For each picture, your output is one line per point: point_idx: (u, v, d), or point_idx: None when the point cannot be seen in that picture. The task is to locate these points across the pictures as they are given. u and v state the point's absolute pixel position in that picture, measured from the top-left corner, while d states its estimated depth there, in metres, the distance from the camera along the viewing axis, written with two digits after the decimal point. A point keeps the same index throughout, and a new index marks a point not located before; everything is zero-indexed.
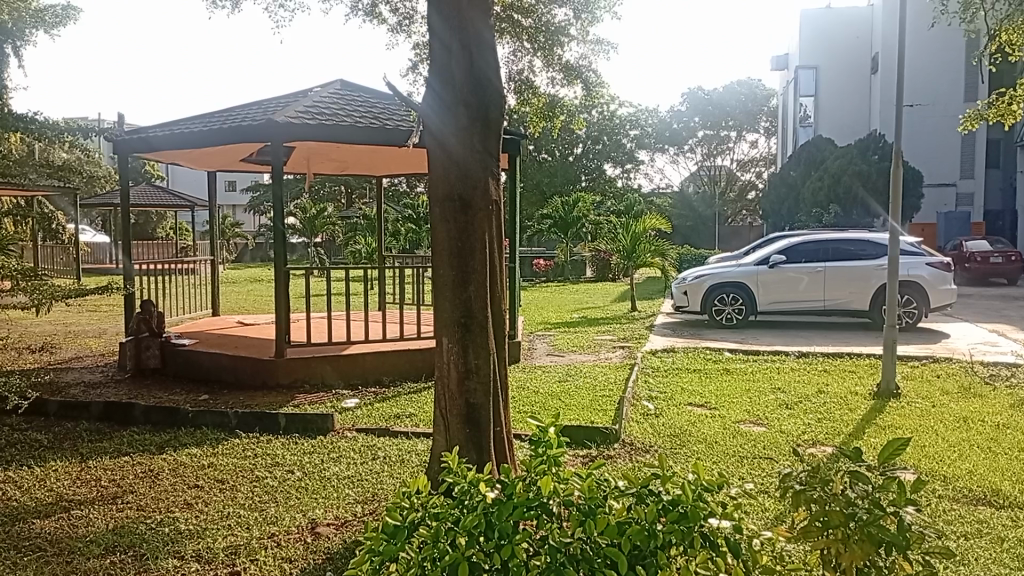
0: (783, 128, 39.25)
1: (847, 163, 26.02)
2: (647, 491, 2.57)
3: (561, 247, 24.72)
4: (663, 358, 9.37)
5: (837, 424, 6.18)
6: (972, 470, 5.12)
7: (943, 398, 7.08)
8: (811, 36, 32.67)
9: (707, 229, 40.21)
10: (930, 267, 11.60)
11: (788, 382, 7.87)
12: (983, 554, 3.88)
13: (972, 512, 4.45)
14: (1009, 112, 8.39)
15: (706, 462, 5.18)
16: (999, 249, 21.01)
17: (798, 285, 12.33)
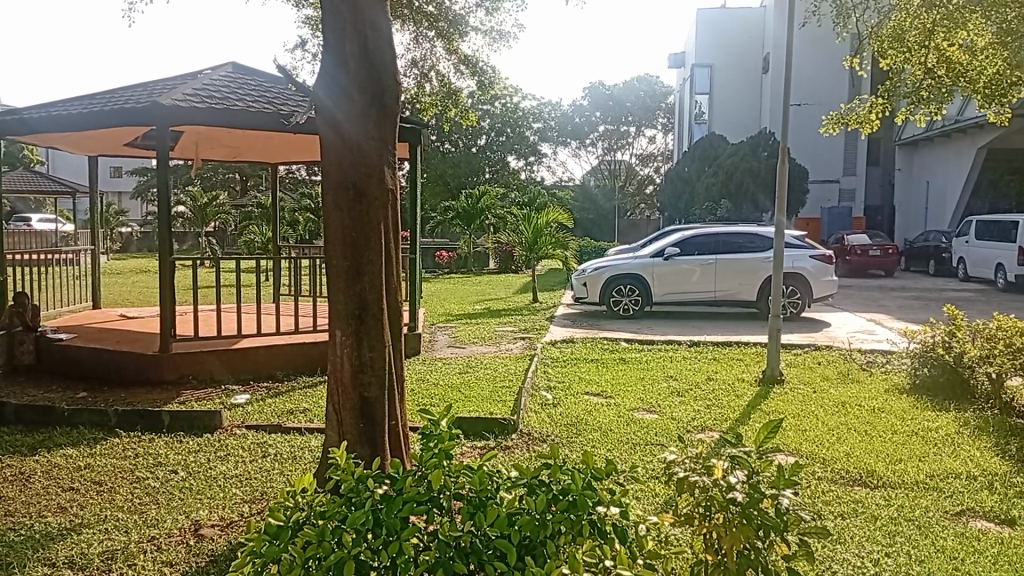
0: (679, 124, 40.46)
1: (739, 160, 27.09)
2: (537, 481, 2.58)
3: (464, 239, 24.66)
4: (562, 349, 9.46)
5: (724, 410, 6.43)
6: (849, 452, 5.41)
7: (823, 384, 7.46)
8: (707, 35, 33.68)
9: (608, 223, 41.11)
10: (812, 259, 12.20)
11: (680, 370, 8.11)
12: (858, 532, 4.10)
13: (849, 492, 4.71)
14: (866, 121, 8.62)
15: (599, 449, 5.28)
16: (877, 242, 22.28)
17: (690, 278, 12.74)
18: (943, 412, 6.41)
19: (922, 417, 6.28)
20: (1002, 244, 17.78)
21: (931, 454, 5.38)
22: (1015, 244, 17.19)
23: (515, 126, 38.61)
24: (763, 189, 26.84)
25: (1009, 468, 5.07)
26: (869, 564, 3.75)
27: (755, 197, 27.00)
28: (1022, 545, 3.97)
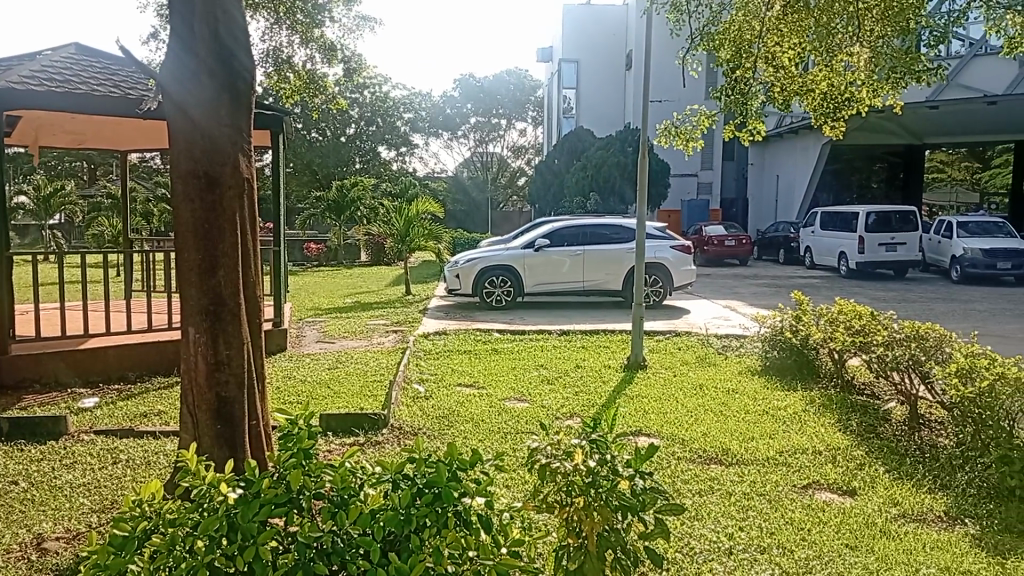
0: (549, 118, 41.16)
1: (607, 154, 27.91)
2: (402, 476, 2.55)
3: (333, 231, 24.08)
4: (435, 341, 9.43)
5: (592, 396, 6.62)
6: (706, 432, 5.70)
7: (683, 368, 7.83)
8: (572, 31, 34.46)
9: (480, 213, 41.38)
10: (673, 250, 12.76)
11: (550, 359, 8.28)
12: (714, 508, 4.34)
13: (705, 471, 4.96)
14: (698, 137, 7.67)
15: (471, 440, 5.32)
16: (732, 233, 23.57)
17: (560, 268, 13.02)
18: (791, 392, 6.87)
19: (771, 397, 6.71)
20: (844, 234, 19.22)
21: (778, 431, 5.75)
22: (856, 233, 18.62)
23: (385, 115, 38.01)
24: (629, 182, 27.81)
25: (848, 442, 5.49)
26: (723, 538, 3.96)
27: (622, 190, 27.93)
28: (861, 513, 4.32)
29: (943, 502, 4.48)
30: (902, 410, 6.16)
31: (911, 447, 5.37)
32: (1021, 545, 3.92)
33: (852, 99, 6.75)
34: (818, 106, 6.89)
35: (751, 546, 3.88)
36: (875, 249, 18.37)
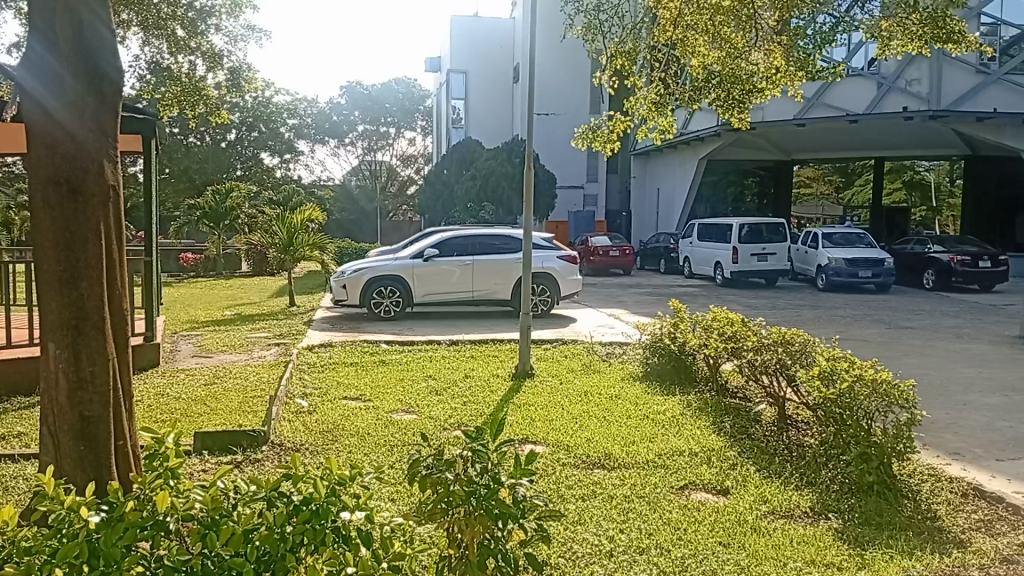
0: (438, 127, 41.16)
1: (496, 165, 28.17)
2: (278, 494, 2.48)
3: (212, 240, 23.15)
4: (320, 354, 9.23)
5: (480, 405, 6.66)
6: (590, 438, 5.85)
7: (568, 376, 7.98)
8: (459, 42, 34.75)
9: (367, 223, 40.82)
10: (560, 260, 13.01)
11: (439, 369, 8.26)
12: (596, 512, 4.44)
13: (588, 476, 5.08)
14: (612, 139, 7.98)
15: (356, 454, 5.25)
16: (617, 243, 24.25)
17: (450, 278, 13.02)
18: (670, 396, 7.13)
19: (652, 402, 6.95)
20: (720, 245, 20.15)
21: (658, 435, 5.96)
22: (730, 244, 19.57)
23: (268, 121, 37.09)
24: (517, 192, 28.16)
25: (722, 444, 5.74)
26: (604, 541, 4.07)
27: (510, 201, 28.24)
28: (734, 512, 4.53)
29: (808, 498, 4.75)
30: (772, 411, 6.50)
31: (780, 447, 5.68)
32: (878, 537, 4.21)
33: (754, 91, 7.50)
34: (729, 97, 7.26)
35: (630, 548, 3.99)
36: (748, 259, 19.36)
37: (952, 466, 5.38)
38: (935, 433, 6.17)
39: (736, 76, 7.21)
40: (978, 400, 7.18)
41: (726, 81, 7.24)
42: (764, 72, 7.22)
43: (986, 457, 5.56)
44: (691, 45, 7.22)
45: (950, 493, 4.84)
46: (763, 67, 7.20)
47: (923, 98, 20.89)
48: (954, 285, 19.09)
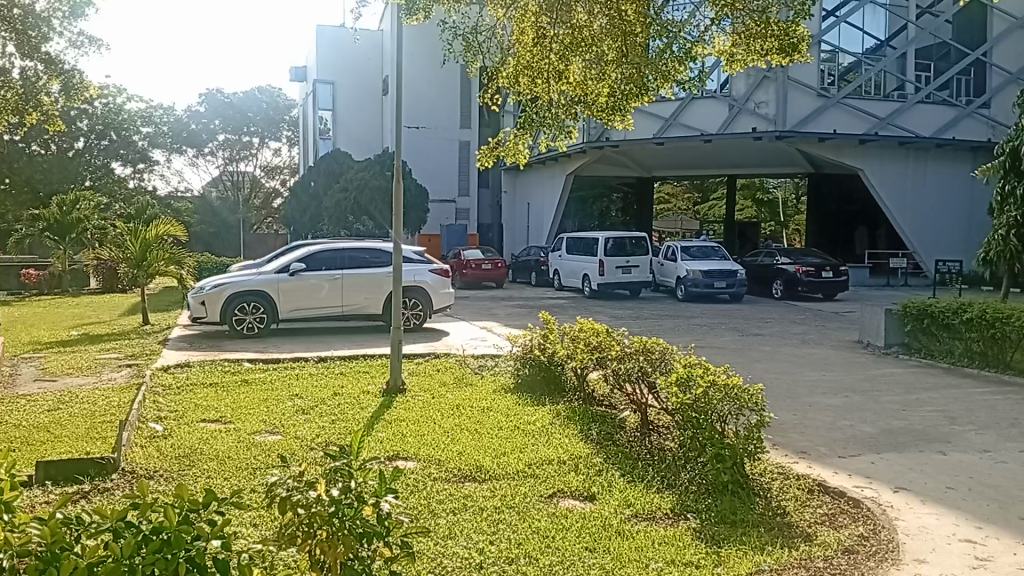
0: (304, 138, 40.22)
1: (366, 179, 27.79)
2: (126, 524, 2.33)
3: (57, 254, 21.55)
4: (177, 375, 8.76)
5: (348, 423, 6.52)
6: (461, 451, 5.86)
7: (440, 390, 7.97)
8: (325, 52, 34.17)
9: (230, 235, 39.26)
10: (431, 273, 12.98)
11: (305, 388, 8.03)
12: (466, 525, 4.45)
13: (459, 489, 5.08)
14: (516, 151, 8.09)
15: (217, 479, 5.02)
16: (488, 257, 24.48)
17: (318, 292, 12.71)
18: (539, 406, 7.26)
19: (523, 412, 7.05)
20: (587, 257, 20.74)
21: (528, 445, 6.05)
22: (596, 257, 20.20)
23: (119, 129, 35.14)
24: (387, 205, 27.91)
25: (588, 451, 5.91)
26: (474, 553, 4.08)
27: (381, 214, 27.94)
28: (600, 517, 4.67)
29: (669, 500, 4.97)
30: (635, 418, 6.76)
31: (643, 452, 5.91)
32: (732, 534, 4.45)
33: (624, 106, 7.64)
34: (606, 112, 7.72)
35: (500, 559, 4.03)
36: (614, 272, 20.03)
37: (799, 464, 5.77)
38: (784, 433, 6.60)
39: (604, 90, 7.51)
40: (822, 401, 7.73)
41: (594, 97, 7.61)
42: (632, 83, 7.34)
43: (829, 455, 6.00)
44: (560, 70, 7.51)
45: (797, 490, 5.18)
46: (624, 88, 7.39)
47: (771, 120, 22.46)
48: (800, 295, 20.50)
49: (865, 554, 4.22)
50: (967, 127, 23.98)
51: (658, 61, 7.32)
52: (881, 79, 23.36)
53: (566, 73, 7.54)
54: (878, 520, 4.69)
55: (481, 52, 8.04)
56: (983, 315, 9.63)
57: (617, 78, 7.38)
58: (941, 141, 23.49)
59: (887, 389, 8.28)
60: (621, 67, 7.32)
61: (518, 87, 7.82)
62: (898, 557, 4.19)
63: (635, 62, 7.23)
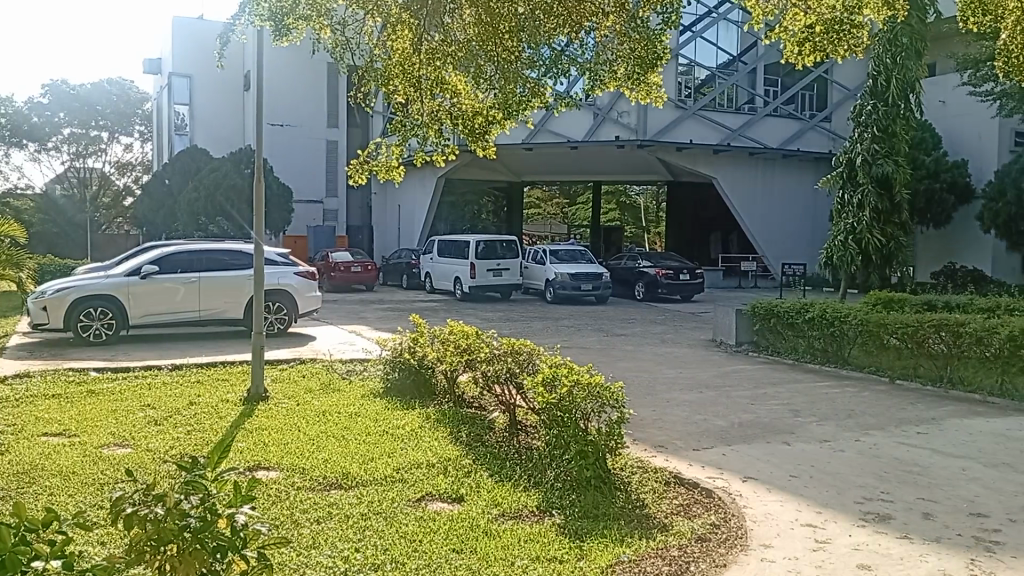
0: (159, 134, 38.10)
1: (222, 177, 26.70)
2: None
3: None
4: (13, 386, 8.08)
5: (207, 434, 6.24)
6: (326, 458, 5.74)
7: (305, 396, 7.77)
8: (182, 44, 32.51)
9: (77, 236, 36.61)
10: (297, 276, 12.62)
11: (159, 397, 7.61)
12: (331, 534, 4.37)
13: (324, 497, 4.98)
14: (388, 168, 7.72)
15: (59, 496, 4.67)
16: (357, 259, 24.08)
17: (174, 296, 12.10)
18: (409, 410, 7.22)
19: (392, 417, 6.98)
20: (458, 260, 20.83)
21: (397, 450, 6.01)
22: (467, 260, 20.30)
23: None
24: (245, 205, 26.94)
25: (457, 453, 5.94)
26: (338, 562, 4.01)
27: (239, 213, 26.93)
28: (466, 518, 4.70)
29: (535, 497, 5.08)
30: (504, 419, 6.84)
31: (510, 451, 6.00)
32: (594, 528, 4.61)
33: (495, 123, 7.92)
34: (472, 130, 7.83)
35: (364, 566, 3.98)
36: (485, 275, 20.19)
37: (657, 458, 6.04)
38: (644, 429, 6.89)
39: (473, 109, 7.76)
40: (679, 397, 8.12)
41: (463, 116, 7.75)
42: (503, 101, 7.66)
43: (685, 448, 6.32)
44: (430, 81, 7.48)
45: (656, 482, 5.42)
46: (496, 104, 7.71)
47: (632, 129, 23.28)
48: (661, 296, 21.41)
49: (717, 541, 4.47)
50: (809, 139, 25.95)
51: (529, 80, 7.58)
52: (733, 93, 24.84)
53: (438, 78, 7.45)
54: (729, 509, 4.99)
55: (348, 55, 7.83)
56: (823, 314, 10.44)
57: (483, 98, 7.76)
58: (787, 152, 25.25)
59: (739, 384, 8.82)
60: (493, 81, 7.49)
61: (391, 92, 7.70)
62: (746, 543, 4.46)
63: (509, 73, 7.32)
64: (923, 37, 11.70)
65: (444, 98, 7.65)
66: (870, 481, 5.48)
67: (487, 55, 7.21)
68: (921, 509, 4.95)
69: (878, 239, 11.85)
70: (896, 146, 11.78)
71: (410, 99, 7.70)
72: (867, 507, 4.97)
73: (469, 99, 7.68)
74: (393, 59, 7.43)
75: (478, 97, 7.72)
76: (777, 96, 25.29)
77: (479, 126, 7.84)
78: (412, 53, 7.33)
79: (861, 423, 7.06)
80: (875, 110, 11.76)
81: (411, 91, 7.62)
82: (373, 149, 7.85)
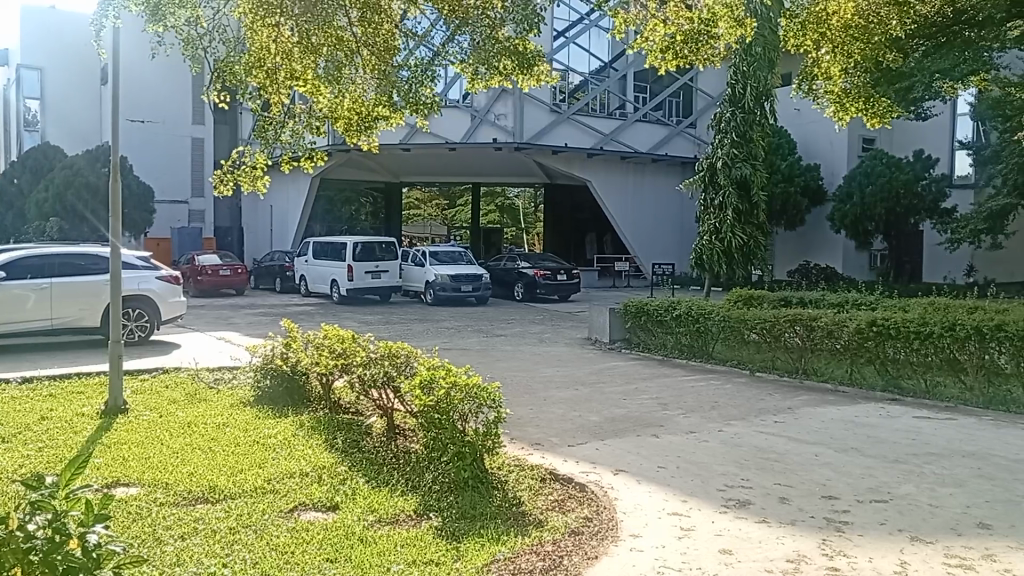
0: (5, 129, 35.25)
1: (73, 176, 24.93)
2: None
3: None
4: None
5: (59, 450, 5.82)
6: (192, 472, 5.48)
7: (170, 408, 7.39)
8: (31, 32, 30.20)
9: None
10: (160, 280, 12.00)
11: (5, 413, 7.03)
12: (195, 550, 4.18)
13: (188, 512, 4.75)
14: (254, 178, 7.40)
15: None
16: (227, 262, 23.14)
17: (23, 305, 11.25)
18: (282, 418, 7.01)
19: (264, 426, 6.75)
20: (335, 262, 20.40)
21: (269, 460, 5.82)
22: (344, 262, 19.92)
23: None
24: (99, 204, 25.34)
25: (332, 460, 5.82)
26: None
27: (91, 215, 25.35)
28: (342, 526, 4.61)
29: (412, 501, 5.05)
30: (381, 423, 6.77)
31: (388, 456, 5.95)
32: (470, 528, 4.62)
33: (379, 119, 8.01)
34: (358, 130, 8.01)
35: None
36: (362, 277, 19.91)
37: (534, 455, 6.14)
38: (521, 427, 6.98)
39: (350, 104, 7.75)
40: (555, 395, 8.28)
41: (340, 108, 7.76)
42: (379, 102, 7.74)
43: (560, 444, 6.46)
44: (299, 80, 7.37)
45: (532, 479, 5.50)
46: (374, 103, 7.78)
47: (509, 131, 23.63)
48: (539, 297, 21.77)
49: (589, 535, 4.59)
50: (676, 145, 27.08)
51: (409, 91, 7.76)
52: (605, 99, 25.46)
53: (300, 74, 7.29)
54: (601, 502, 5.14)
55: (202, 48, 7.24)
56: (690, 311, 10.93)
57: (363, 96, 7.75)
58: (657, 156, 26.27)
59: (612, 381, 9.09)
60: (371, 81, 7.58)
61: (260, 86, 7.40)
62: (617, 535, 4.60)
63: (384, 79, 7.49)
64: (776, 47, 12.39)
65: (321, 97, 7.60)
66: (731, 469, 5.79)
67: (360, 61, 7.33)
68: (777, 493, 5.27)
69: (740, 238, 12.51)
70: (754, 151, 12.50)
71: (277, 95, 7.47)
72: (728, 494, 5.25)
73: (349, 94, 7.64)
74: (255, 50, 7.16)
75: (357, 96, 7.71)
76: (646, 102, 26.23)
77: (363, 125, 7.99)
78: (275, 40, 7.08)
79: (724, 414, 7.44)
80: (734, 117, 12.45)
81: (279, 80, 7.35)
82: (238, 155, 7.48)
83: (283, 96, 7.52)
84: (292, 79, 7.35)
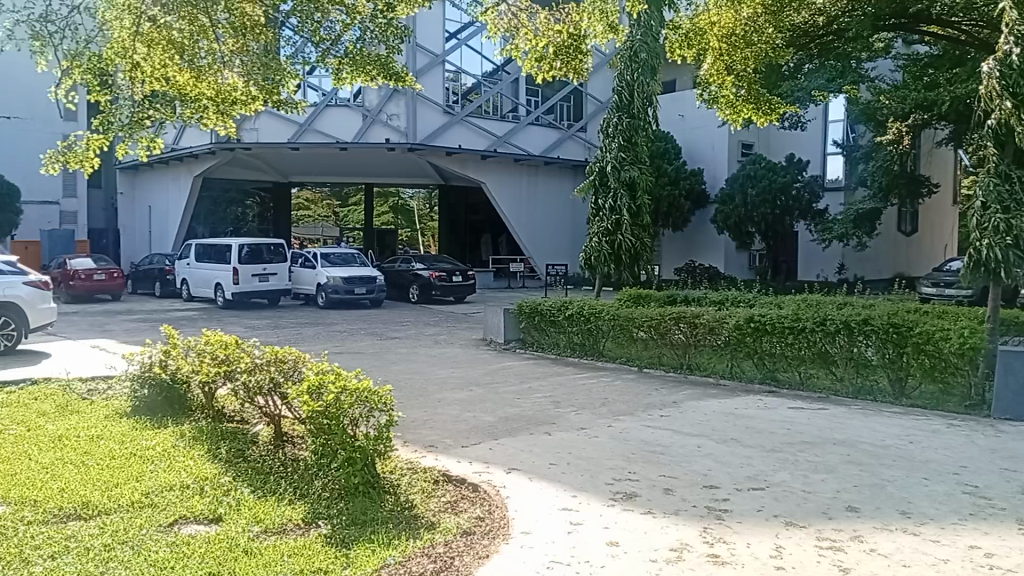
0: None
1: None
2: None
3: None
4: None
5: None
6: (63, 487, 5.16)
7: (38, 420, 6.95)
8: None
9: None
10: (27, 285, 11.26)
11: None
12: (66, 570, 3.94)
13: (59, 531, 4.48)
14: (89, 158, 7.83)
15: None
16: (102, 266, 21.91)
17: None
18: (161, 429, 6.71)
19: (142, 437, 6.44)
20: (219, 265, 19.65)
21: (148, 472, 5.55)
22: (229, 265, 19.20)
23: None
24: None
25: (216, 470, 5.61)
26: None
27: None
28: (226, 538, 4.45)
29: (300, 510, 4.93)
30: (268, 431, 6.58)
31: (275, 464, 5.80)
32: (360, 535, 4.55)
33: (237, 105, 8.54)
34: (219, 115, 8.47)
35: None
36: (249, 280, 19.26)
37: (426, 458, 6.11)
38: (414, 430, 6.93)
39: (208, 97, 8.33)
40: (449, 396, 8.27)
41: (199, 103, 8.31)
42: (238, 92, 8.37)
43: (453, 446, 6.46)
44: (157, 66, 7.90)
45: (424, 482, 5.48)
46: (236, 89, 8.37)
47: (402, 132, 23.47)
48: (434, 299, 21.68)
49: (480, 534, 4.62)
50: (568, 148, 27.60)
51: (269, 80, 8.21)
52: (497, 102, 25.76)
53: (158, 62, 7.87)
54: (493, 501, 5.17)
55: (51, 42, 7.44)
56: (582, 311, 11.15)
57: (225, 85, 8.35)
58: (550, 158, 26.70)
59: (506, 380, 9.16)
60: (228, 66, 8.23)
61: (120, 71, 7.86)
62: (508, 533, 4.64)
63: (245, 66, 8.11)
64: (658, 55, 12.79)
65: (180, 84, 8.11)
66: (620, 463, 5.95)
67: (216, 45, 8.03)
68: (662, 485, 5.45)
69: (630, 240, 12.86)
70: (640, 155, 12.90)
71: (134, 85, 7.95)
72: (616, 488, 5.39)
73: (208, 82, 8.22)
74: (113, 40, 7.68)
75: (214, 85, 8.25)
76: (538, 106, 26.67)
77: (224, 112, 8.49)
78: (129, 34, 7.64)
79: (614, 410, 7.63)
80: (620, 122, 12.78)
81: (139, 70, 7.87)
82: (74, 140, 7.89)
83: (140, 84, 7.98)
84: (149, 67, 7.89)
